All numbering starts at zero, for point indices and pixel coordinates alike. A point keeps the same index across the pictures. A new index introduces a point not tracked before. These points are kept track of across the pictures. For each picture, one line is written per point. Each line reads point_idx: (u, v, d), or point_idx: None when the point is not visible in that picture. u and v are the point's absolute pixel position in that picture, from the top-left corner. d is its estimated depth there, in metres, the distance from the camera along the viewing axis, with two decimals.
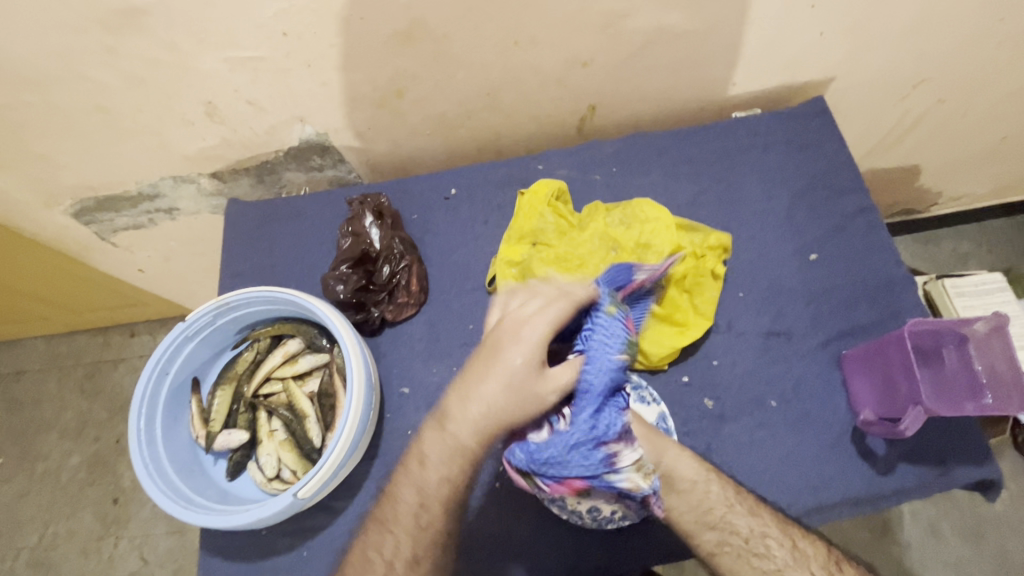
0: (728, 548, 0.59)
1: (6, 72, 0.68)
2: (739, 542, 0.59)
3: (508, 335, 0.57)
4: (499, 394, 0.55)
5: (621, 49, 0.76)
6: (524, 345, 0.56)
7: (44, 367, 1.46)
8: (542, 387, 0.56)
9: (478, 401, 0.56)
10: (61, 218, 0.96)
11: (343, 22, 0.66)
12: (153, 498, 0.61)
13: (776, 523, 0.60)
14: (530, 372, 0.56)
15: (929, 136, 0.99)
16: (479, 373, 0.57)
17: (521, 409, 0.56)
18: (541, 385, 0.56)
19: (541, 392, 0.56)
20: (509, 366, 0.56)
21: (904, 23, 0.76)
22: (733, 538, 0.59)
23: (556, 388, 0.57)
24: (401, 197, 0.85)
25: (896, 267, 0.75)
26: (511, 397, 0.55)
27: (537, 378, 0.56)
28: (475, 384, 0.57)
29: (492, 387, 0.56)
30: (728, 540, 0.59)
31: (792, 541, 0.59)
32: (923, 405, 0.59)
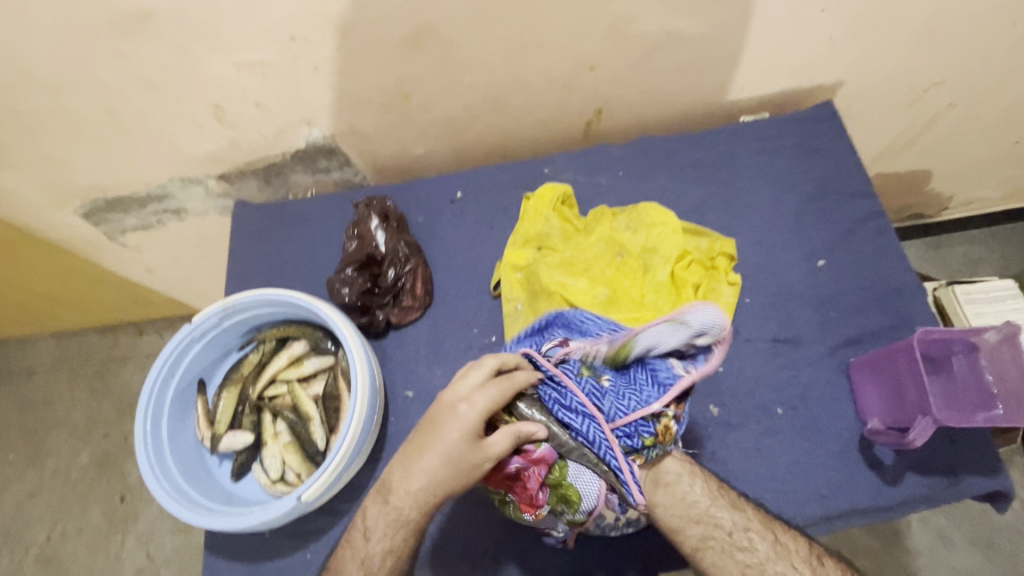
0: (712, 543, 0.59)
1: (18, 75, 0.68)
2: (723, 536, 0.59)
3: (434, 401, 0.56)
4: (440, 473, 0.55)
5: (629, 53, 0.75)
6: (464, 425, 0.54)
7: (54, 365, 1.48)
8: (471, 457, 0.54)
9: (417, 473, 0.56)
10: (72, 219, 0.97)
11: (350, 26, 0.66)
12: (159, 499, 0.61)
13: (758, 518, 0.61)
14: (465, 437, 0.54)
15: (941, 141, 0.98)
16: (422, 443, 0.56)
17: (459, 474, 0.54)
18: (476, 454, 0.54)
19: (474, 462, 0.54)
20: (448, 440, 0.55)
21: (915, 26, 0.75)
22: (717, 531, 0.59)
23: (490, 456, 0.54)
24: (407, 200, 0.85)
25: (906, 273, 0.74)
26: (443, 467, 0.54)
27: (467, 444, 0.54)
28: (416, 457, 0.56)
29: (434, 462, 0.55)
30: (712, 534, 0.59)
31: (774, 535, 0.59)
32: (932, 417, 0.58)
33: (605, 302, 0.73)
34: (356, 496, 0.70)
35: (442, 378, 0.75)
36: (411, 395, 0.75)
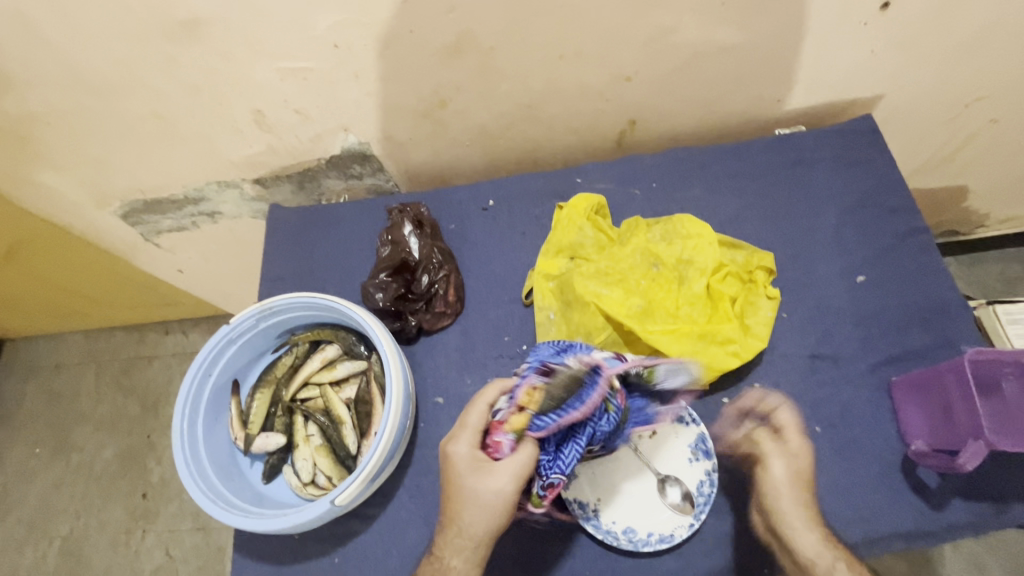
0: None
1: (70, 77, 0.70)
2: None
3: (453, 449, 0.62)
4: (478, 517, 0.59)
5: (667, 64, 0.75)
6: (467, 437, 0.61)
7: (83, 361, 1.51)
8: (487, 484, 0.58)
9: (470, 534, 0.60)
10: (110, 218, 1.00)
11: (393, 34, 0.67)
12: (194, 498, 0.62)
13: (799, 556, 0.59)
14: (469, 469, 0.60)
15: (981, 156, 0.96)
16: (447, 496, 0.61)
17: (492, 517, 0.59)
18: (503, 493, 0.58)
19: (500, 493, 0.58)
20: (463, 475, 0.60)
21: (960, 40, 0.74)
22: None
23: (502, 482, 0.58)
24: (439, 207, 0.86)
25: (950, 291, 0.72)
26: (478, 512, 0.59)
27: (480, 480, 0.59)
28: (456, 509, 0.61)
29: (470, 512, 0.60)
30: None
31: None
32: (984, 439, 0.56)
33: (641, 312, 0.72)
34: (385, 501, 0.70)
35: (473, 385, 0.75)
36: (441, 402, 0.74)
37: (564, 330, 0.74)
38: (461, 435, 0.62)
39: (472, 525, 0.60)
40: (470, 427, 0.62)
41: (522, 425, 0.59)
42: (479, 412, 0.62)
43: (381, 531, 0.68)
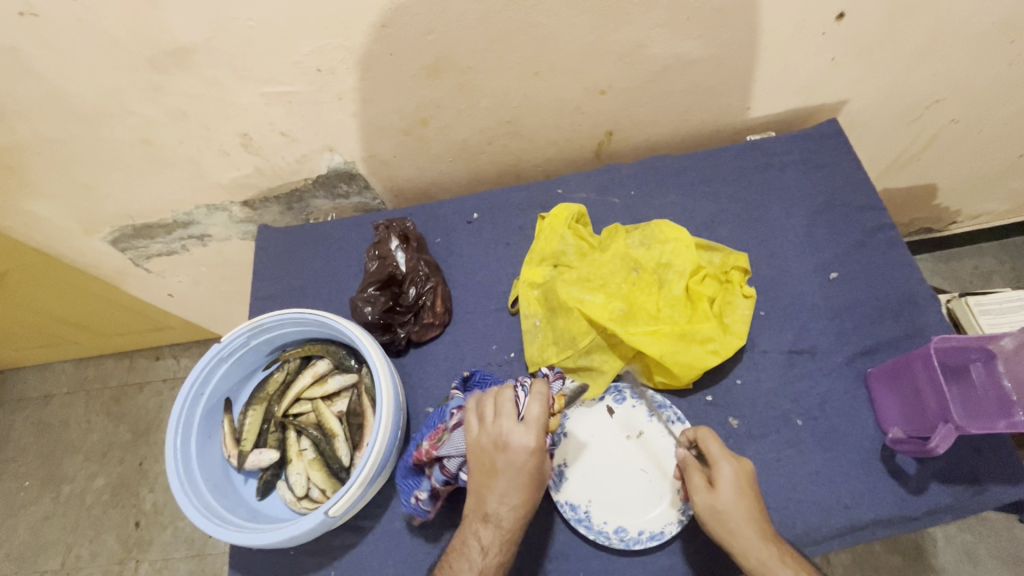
0: None
1: (59, 107, 0.72)
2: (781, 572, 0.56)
3: (512, 447, 0.60)
4: (532, 492, 0.61)
5: (638, 77, 0.78)
6: (531, 427, 0.60)
7: (73, 390, 1.50)
8: (545, 469, 0.63)
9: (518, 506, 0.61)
10: (99, 245, 1.01)
11: (373, 57, 0.70)
12: (188, 515, 0.62)
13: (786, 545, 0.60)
14: (535, 464, 0.61)
15: (944, 156, 1.00)
16: (502, 479, 0.60)
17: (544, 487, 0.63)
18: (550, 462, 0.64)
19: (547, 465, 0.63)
20: (528, 463, 0.60)
21: (913, 47, 0.78)
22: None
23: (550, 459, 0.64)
24: (425, 221, 0.88)
25: (919, 284, 0.75)
26: (535, 490, 0.62)
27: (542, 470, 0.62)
28: (507, 490, 0.60)
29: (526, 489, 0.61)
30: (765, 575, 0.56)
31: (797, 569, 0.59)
32: (953, 423, 0.59)
33: (623, 315, 0.74)
34: (380, 511, 0.70)
35: None
36: (432, 412, 0.76)
37: (550, 337, 0.76)
38: (529, 431, 0.60)
39: (524, 503, 0.61)
40: (538, 424, 0.60)
41: (558, 426, 0.64)
42: (542, 410, 0.61)
43: (376, 542, 0.69)
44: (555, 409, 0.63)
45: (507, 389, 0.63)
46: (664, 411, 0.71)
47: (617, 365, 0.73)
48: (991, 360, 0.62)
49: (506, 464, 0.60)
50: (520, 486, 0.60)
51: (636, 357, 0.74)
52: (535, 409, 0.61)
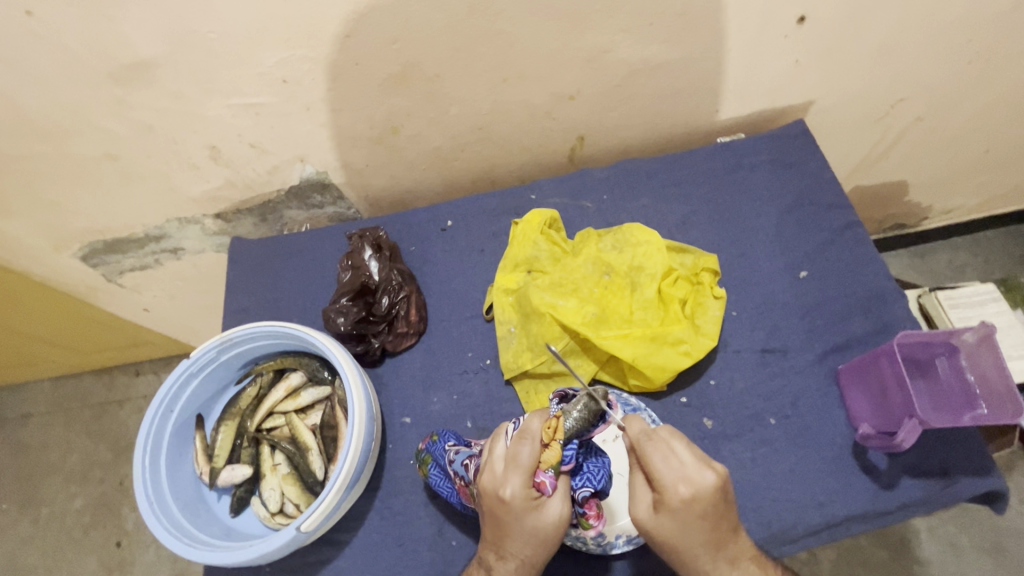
0: None
1: (21, 124, 0.71)
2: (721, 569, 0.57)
3: (497, 495, 0.57)
4: (531, 546, 0.58)
5: (606, 81, 0.79)
6: (519, 473, 0.56)
7: (50, 410, 1.47)
8: (544, 517, 0.57)
9: (516, 557, 0.58)
10: (70, 261, 0.99)
11: (339, 67, 0.70)
12: (157, 536, 0.61)
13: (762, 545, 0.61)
14: (525, 511, 0.57)
15: (912, 153, 1.02)
16: (498, 528, 0.59)
17: (556, 540, 0.58)
18: (559, 507, 0.58)
19: (553, 517, 0.58)
20: (520, 515, 0.57)
21: (874, 47, 0.79)
22: None
23: (556, 506, 0.58)
24: (400, 230, 0.88)
25: (886, 280, 0.76)
26: (536, 544, 0.58)
27: (538, 516, 0.57)
28: (501, 539, 0.59)
29: (522, 543, 0.58)
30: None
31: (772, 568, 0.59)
32: (917, 417, 0.60)
33: (596, 319, 0.74)
34: (357, 525, 0.70)
35: (439, 403, 0.76)
36: (409, 421, 0.75)
37: (524, 343, 0.76)
38: (513, 476, 0.57)
39: (521, 555, 0.58)
40: (526, 467, 0.57)
41: (557, 460, 0.57)
42: (530, 451, 0.57)
43: (354, 557, 0.68)
44: (547, 439, 0.57)
45: (501, 427, 0.62)
46: None
47: (591, 369, 0.74)
48: (955, 353, 0.63)
49: (494, 511, 0.58)
50: (514, 536, 0.58)
51: (610, 361, 0.74)
52: (521, 447, 0.57)
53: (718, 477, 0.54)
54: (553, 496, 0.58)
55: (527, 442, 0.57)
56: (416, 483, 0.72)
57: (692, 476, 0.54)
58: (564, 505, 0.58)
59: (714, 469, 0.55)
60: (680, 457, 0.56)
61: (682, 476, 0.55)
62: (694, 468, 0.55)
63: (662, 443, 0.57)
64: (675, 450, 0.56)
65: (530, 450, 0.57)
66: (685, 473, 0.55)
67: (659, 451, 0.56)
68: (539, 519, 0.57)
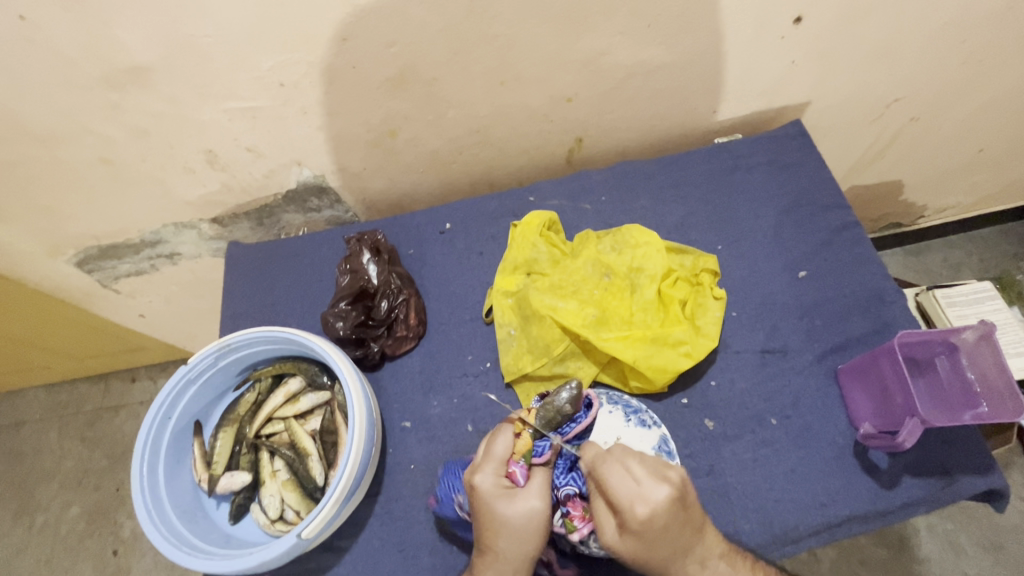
0: None
1: (14, 130, 0.70)
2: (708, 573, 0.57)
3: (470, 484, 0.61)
4: (510, 541, 0.58)
5: (604, 83, 0.79)
6: (490, 462, 0.61)
7: (45, 417, 1.46)
8: (519, 508, 0.58)
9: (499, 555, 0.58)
10: (65, 267, 0.98)
11: (336, 70, 0.69)
12: (156, 545, 0.61)
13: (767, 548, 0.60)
14: (497, 499, 0.58)
15: (907, 152, 1.03)
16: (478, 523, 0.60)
17: (537, 536, 0.58)
18: (533, 500, 0.58)
19: (528, 508, 0.58)
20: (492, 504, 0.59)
21: (870, 47, 0.80)
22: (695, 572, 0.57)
23: (529, 497, 0.59)
24: (398, 233, 0.87)
25: (884, 279, 0.76)
26: (514, 538, 0.58)
27: (510, 506, 0.58)
28: (483, 536, 0.59)
29: (502, 537, 0.58)
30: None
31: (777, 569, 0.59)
32: (919, 417, 0.60)
33: (596, 321, 0.74)
34: (357, 531, 0.69)
35: (439, 407, 0.75)
36: (409, 426, 0.75)
37: (524, 346, 0.76)
38: (484, 464, 0.61)
39: (503, 553, 0.58)
40: (496, 455, 0.61)
41: (527, 447, 0.61)
42: (500, 439, 0.62)
43: (354, 563, 0.68)
44: (518, 429, 0.63)
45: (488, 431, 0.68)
46: (639, 416, 0.69)
47: (592, 371, 0.74)
48: (955, 352, 0.63)
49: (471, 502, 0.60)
50: (491, 530, 0.58)
51: (610, 363, 0.74)
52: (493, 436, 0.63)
53: (672, 491, 0.54)
54: (527, 487, 0.59)
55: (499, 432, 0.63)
56: (416, 488, 0.71)
57: (646, 494, 0.54)
58: (539, 496, 0.59)
59: (668, 482, 0.55)
60: (635, 475, 0.55)
61: (637, 495, 0.54)
62: (648, 485, 0.54)
63: (616, 464, 0.57)
64: (630, 468, 0.56)
65: (500, 438, 0.62)
66: (640, 491, 0.54)
67: (614, 473, 0.56)
68: (512, 509, 0.58)
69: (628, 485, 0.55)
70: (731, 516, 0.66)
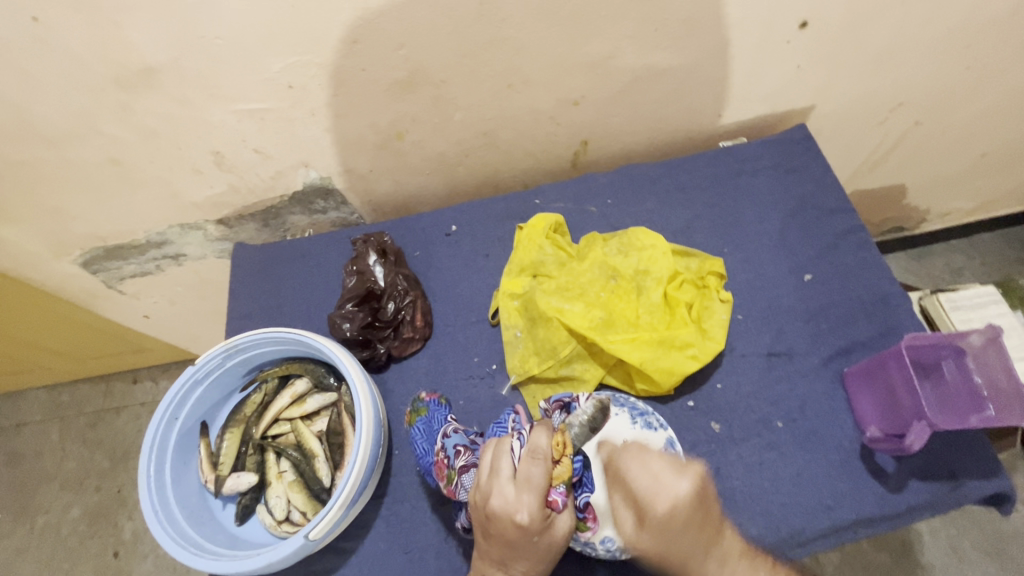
0: None
1: (24, 131, 0.71)
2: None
3: (501, 516, 0.53)
4: (534, 561, 0.56)
5: (611, 87, 0.79)
6: (530, 494, 0.53)
7: (46, 418, 1.45)
8: (554, 533, 0.55)
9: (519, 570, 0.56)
10: (70, 268, 0.98)
11: (345, 73, 0.70)
12: (163, 545, 0.61)
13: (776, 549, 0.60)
14: (540, 531, 0.54)
15: (911, 157, 1.03)
16: (504, 547, 0.55)
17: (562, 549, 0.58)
18: (567, 522, 0.56)
19: (562, 533, 0.56)
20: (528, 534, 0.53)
21: (875, 52, 0.80)
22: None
23: (564, 523, 0.56)
24: (404, 235, 0.88)
25: (891, 283, 0.76)
26: (540, 558, 0.56)
27: (550, 532, 0.55)
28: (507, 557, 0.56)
29: (529, 557, 0.55)
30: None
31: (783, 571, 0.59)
32: (927, 420, 0.60)
33: (603, 324, 0.74)
34: (364, 533, 0.69)
35: (445, 409, 0.75)
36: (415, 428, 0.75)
37: (531, 348, 0.76)
38: (524, 498, 0.53)
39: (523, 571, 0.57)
40: (537, 489, 0.53)
41: (569, 474, 0.56)
42: (543, 471, 0.53)
43: (361, 565, 0.68)
44: (557, 455, 0.56)
45: (505, 444, 0.57)
46: (646, 418, 0.69)
47: (598, 373, 0.74)
48: (961, 356, 0.63)
49: (500, 531, 0.54)
50: (520, 555, 0.55)
51: (617, 365, 0.74)
52: (531, 467, 0.53)
53: (693, 484, 0.54)
54: (561, 514, 0.56)
55: (539, 462, 0.53)
56: (422, 490, 0.71)
57: (665, 486, 0.54)
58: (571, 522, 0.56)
59: (689, 476, 0.54)
60: (654, 468, 0.56)
61: (656, 488, 0.55)
62: (667, 478, 0.55)
63: (635, 457, 0.58)
64: (649, 462, 0.57)
65: (542, 472, 0.53)
66: (660, 484, 0.55)
67: (634, 461, 0.58)
68: (546, 535, 0.55)
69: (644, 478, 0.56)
70: (738, 520, 0.66)
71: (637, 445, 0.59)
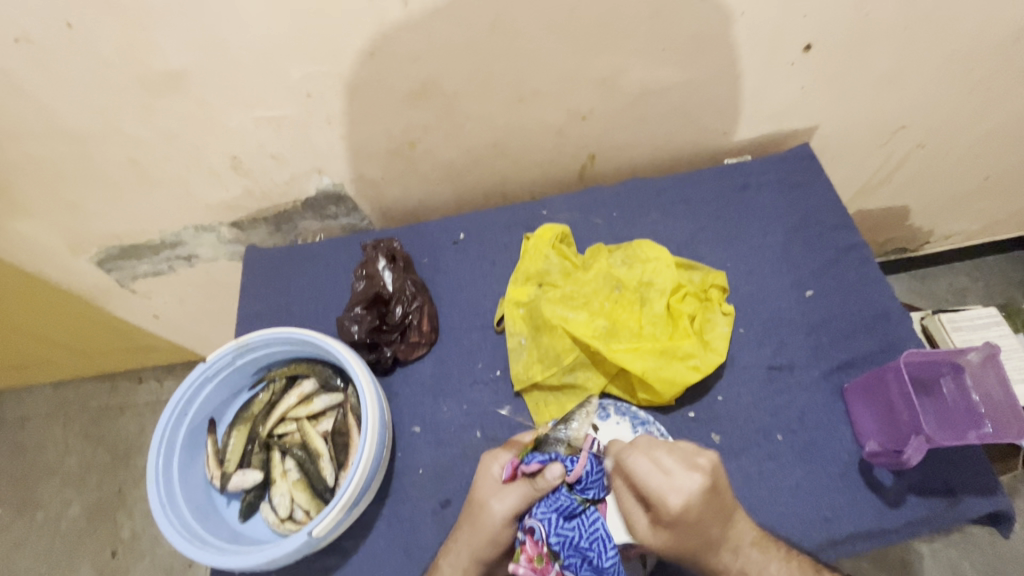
0: None
1: (49, 130, 0.73)
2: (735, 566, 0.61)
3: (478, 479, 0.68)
4: (483, 539, 0.64)
5: (618, 102, 0.81)
6: (502, 457, 0.68)
7: (50, 414, 1.47)
8: (491, 510, 0.65)
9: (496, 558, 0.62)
10: (84, 265, 1.00)
11: (362, 83, 0.72)
12: (168, 537, 0.62)
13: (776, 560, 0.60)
14: (489, 484, 0.67)
15: (913, 178, 1.04)
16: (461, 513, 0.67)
17: (489, 532, 0.64)
18: (500, 504, 0.65)
19: (497, 512, 0.65)
20: (480, 494, 0.66)
21: (877, 74, 0.82)
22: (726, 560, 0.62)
23: (501, 502, 0.65)
24: (413, 242, 0.89)
25: (891, 300, 0.77)
26: (482, 535, 0.64)
27: (491, 498, 0.66)
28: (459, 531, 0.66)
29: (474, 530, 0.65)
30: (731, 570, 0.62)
31: None
32: (925, 435, 0.61)
33: (606, 333, 0.76)
34: (365, 533, 0.70)
35: (448, 413, 0.76)
36: (418, 431, 0.76)
37: (535, 355, 0.77)
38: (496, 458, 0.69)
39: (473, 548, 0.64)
40: (505, 451, 0.69)
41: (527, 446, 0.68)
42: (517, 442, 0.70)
43: (362, 564, 0.68)
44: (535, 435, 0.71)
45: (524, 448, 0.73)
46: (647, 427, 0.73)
47: (601, 381, 0.75)
48: (960, 374, 0.64)
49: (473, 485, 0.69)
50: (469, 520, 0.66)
51: (619, 374, 0.75)
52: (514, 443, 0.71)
53: (703, 479, 0.61)
54: (507, 492, 0.65)
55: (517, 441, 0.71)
56: (424, 492, 0.72)
57: (678, 484, 0.61)
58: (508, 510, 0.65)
59: (699, 469, 0.61)
60: (665, 465, 0.62)
61: (670, 486, 0.61)
62: (678, 475, 0.61)
63: (645, 456, 0.64)
64: (658, 460, 0.63)
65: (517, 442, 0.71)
66: (671, 482, 0.61)
67: (640, 463, 0.64)
68: (492, 504, 0.65)
69: (665, 488, 0.61)
70: None
71: (648, 450, 0.64)
